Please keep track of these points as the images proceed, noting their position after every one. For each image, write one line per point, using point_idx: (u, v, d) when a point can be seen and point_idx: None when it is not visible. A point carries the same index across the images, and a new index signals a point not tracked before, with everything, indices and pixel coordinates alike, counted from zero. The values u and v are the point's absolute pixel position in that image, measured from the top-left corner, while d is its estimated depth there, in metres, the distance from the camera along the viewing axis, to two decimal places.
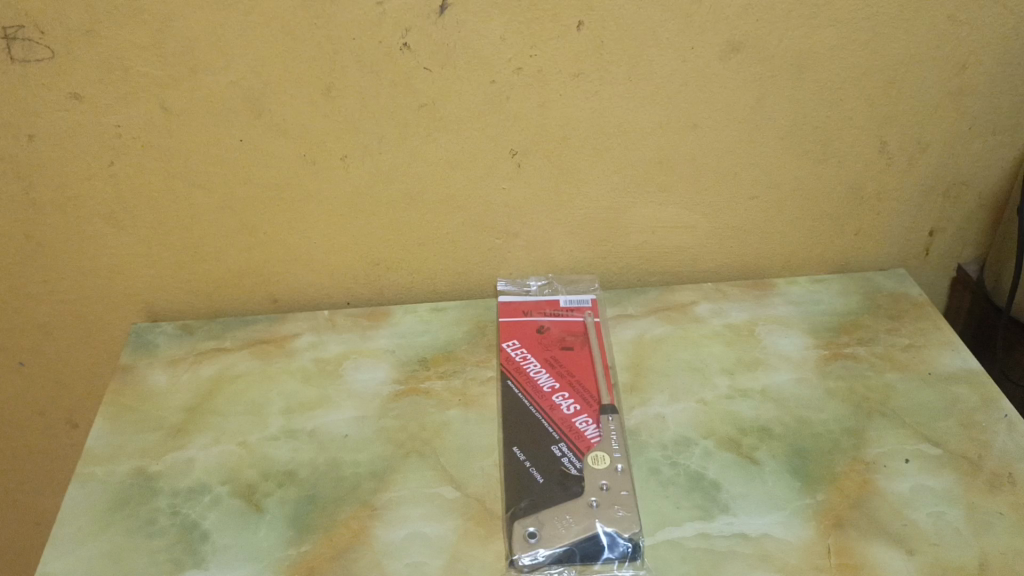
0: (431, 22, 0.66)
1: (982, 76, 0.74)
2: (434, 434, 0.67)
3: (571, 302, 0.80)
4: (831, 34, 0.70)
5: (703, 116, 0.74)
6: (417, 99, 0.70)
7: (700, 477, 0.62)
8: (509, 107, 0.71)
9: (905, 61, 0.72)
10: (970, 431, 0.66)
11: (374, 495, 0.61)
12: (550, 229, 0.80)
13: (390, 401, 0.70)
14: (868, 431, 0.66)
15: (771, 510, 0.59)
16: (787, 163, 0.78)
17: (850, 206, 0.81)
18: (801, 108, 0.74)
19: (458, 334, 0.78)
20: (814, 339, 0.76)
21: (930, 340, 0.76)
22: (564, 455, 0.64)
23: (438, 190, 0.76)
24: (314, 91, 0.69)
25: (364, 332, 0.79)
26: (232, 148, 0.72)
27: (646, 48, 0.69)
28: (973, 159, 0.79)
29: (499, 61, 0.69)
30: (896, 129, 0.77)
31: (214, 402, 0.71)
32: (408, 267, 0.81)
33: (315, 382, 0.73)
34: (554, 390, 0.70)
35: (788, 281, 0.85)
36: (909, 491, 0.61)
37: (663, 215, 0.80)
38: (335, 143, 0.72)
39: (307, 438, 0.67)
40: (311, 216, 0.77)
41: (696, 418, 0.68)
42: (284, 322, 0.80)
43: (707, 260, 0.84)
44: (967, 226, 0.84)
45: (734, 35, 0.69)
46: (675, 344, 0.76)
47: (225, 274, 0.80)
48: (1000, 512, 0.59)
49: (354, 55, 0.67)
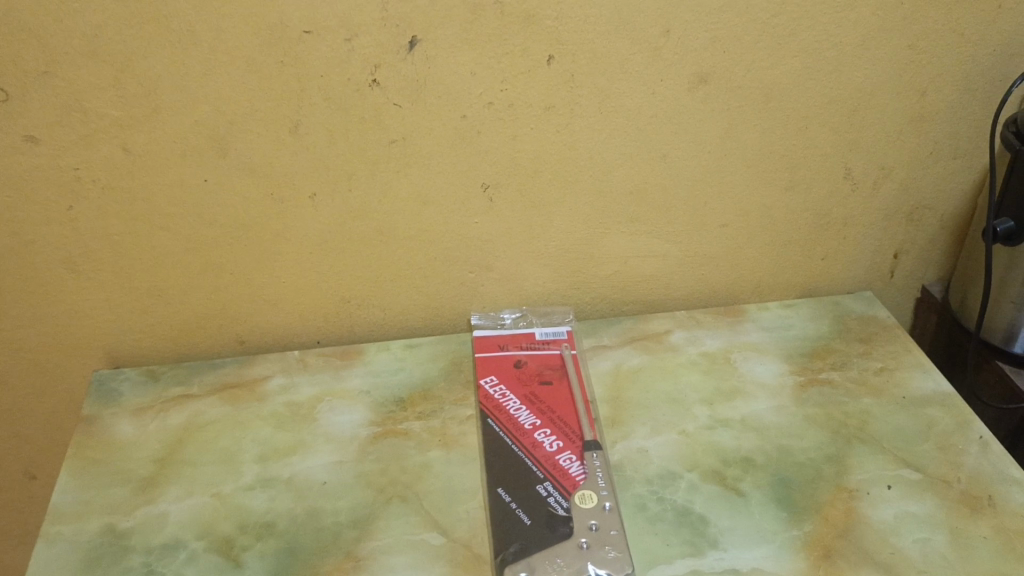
0: (401, 58, 0.65)
1: (941, 103, 0.75)
2: (415, 477, 0.65)
3: (547, 335, 0.79)
4: (797, 64, 0.71)
5: (673, 146, 0.74)
6: (388, 135, 0.69)
7: (687, 512, 0.62)
8: (481, 141, 0.71)
9: (868, 90, 0.74)
10: (947, 454, 0.67)
11: (357, 545, 0.59)
12: (523, 262, 0.79)
13: (368, 445, 0.68)
14: (849, 457, 0.67)
15: (760, 543, 0.59)
16: (755, 192, 0.78)
17: (817, 232, 0.82)
18: (768, 137, 0.75)
19: (433, 372, 0.76)
20: (788, 365, 0.77)
21: (902, 363, 0.77)
22: (550, 495, 0.63)
23: (409, 225, 0.75)
24: (282, 129, 0.68)
25: (337, 372, 0.77)
26: (198, 188, 0.70)
27: (616, 81, 0.69)
28: (935, 183, 0.81)
29: (470, 96, 0.68)
30: (861, 156, 0.78)
31: (184, 452, 0.68)
32: (379, 303, 0.80)
33: (289, 427, 0.71)
34: (536, 427, 0.69)
35: (760, 307, 0.85)
36: (893, 518, 0.61)
37: (635, 244, 0.80)
38: (303, 181, 0.71)
39: (284, 487, 0.65)
40: (280, 255, 0.75)
41: (679, 451, 0.67)
42: (253, 365, 0.78)
43: (679, 288, 0.84)
44: (930, 248, 0.86)
45: (702, 67, 0.70)
46: (653, 375, 0.76)
47: (190, 317, 0.78)
48: (983, 536, 0.60)
49: (322, 92, 0.66)
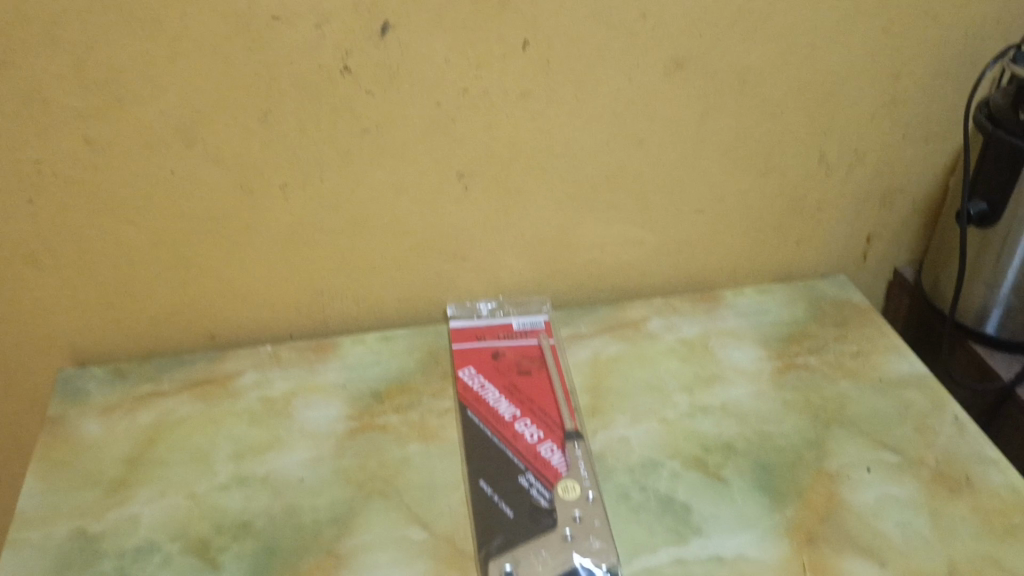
0: (373, 44, 0.64)
1: (914, 87, 0.76)
2: (395, 472, 0.64)
3: (525, 325, 0.79)
4: (772, 49, 0.70)
5: (649, 132, 0.73)
6: (360, 123, 0.67)
7: (670, 500, 0.61)
8: (456, 129, 0.69)
9: (843, 74, 0.73)
10: (924, 436, 0.67)
11: (337, 543, 0.58)
12: (499, 251, 0.78)
13: (345, 440, 0.67)
14: (829, 441, 0.67)
15: (744, 529, 0.59)
16: (731, 177, 0.78)
17: (791, 216, 0.82)
18: (744, 122, 0.75)
19: (410, 364, 0.75)
20: (766, 350, 0.77)
21: (877, 346, 0.77)
22: (532, 487, 0.62)
23: (383, 216, 0.73)
24: (251, 119, 0.66)
25: (311, 366, 0.75)
26: (164, 180, 0.68)
27: (592, 66, 0.68)
28: (907, 167, 0.81)
29: (444, 83, 0.67)
30: (836, 140, 0.78)
31: (155, 452, 0.67)
32: (352, 295, 0.78)
33: (263, 424, 0.69)
34: (516, 417, 0.69)
35: (736, 293, 0.85)
36: (874, 501, 0.62)
37: (611, 232, 0.79)
38: (273, 171, 0.69)
39: (260, 485, 0.63)
40: (250, 248, 0.73)
41: (660, 439, 0.67)
42: (224, 360, 0.76)
43: (655, 275, 0.84)
44: (901, 231, 0.86)
45: (679, 52, 0.69)
46: (632, 363, 0.75)
47: (158, 313, 0.76)
48: (962, 516, 0.60)
49: (292, 80, 0.64)
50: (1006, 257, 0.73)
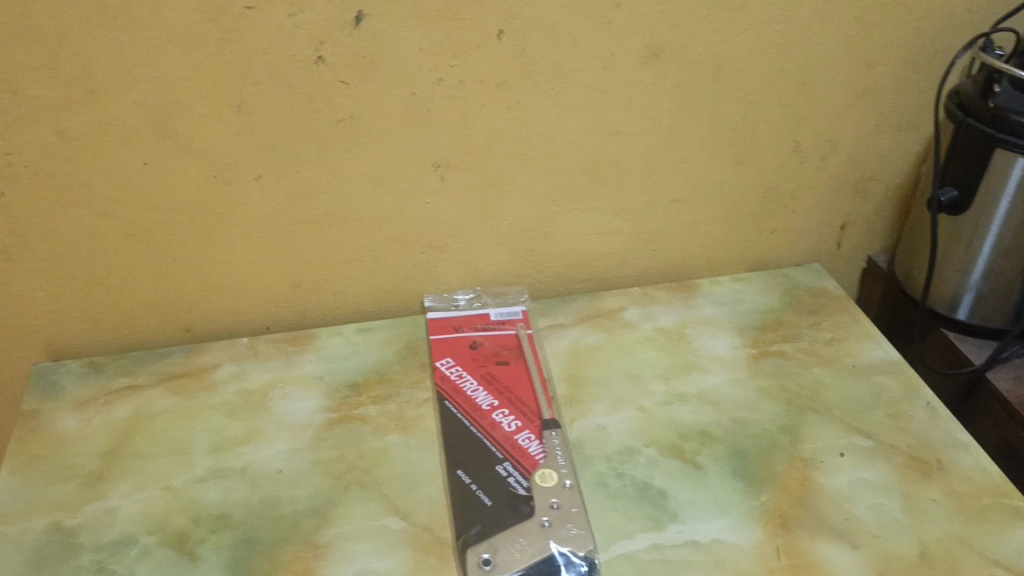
0: (348, 34, 0.63)
1: (886, 76, 0.76)
2: (373, 462, 0.64)
3: (502, 315, 0.79)
4: (746, 38, 0.71)
5: (625, 122, 0.74)
6: (336, 114, 0.67)
7: (647, 487, 0.62)
8: (432, 119, 0.69)
9: (816, 63, 0.74)
10: (897, 421, 0.68)
11: (316, 533, 0.58)
12: (476, 242, 0.78)
13: (324, 431, 0.67)
14: (803, 427, 0.68)
15: (720, 514, 0.60)
16: (707, 166, 0.79)
17: (767, 205, 0.83)
18: (719, 111, 0.75)
19: (388, 355, 0.75)
20: (742, 338, 0.78)
21: (851, 333, 0.78)
22: (510, 475, 0.62)
23: (359, 207, 0.73)
24: (225, 110, 0.65)
25: (289, 358, 0.75)
26: (138, 173, 0.67)
27: (567, 56, 0.68)
28: (880, 155, 0.82)
29: (420, 72, 0.67)
30: (809, 130, 0.78)
31: (132, 445, 0.66)
32: (330, 287, 0.78)
33: (240, 416, 0.69)
34: (494, 407, 0.69)
35: (712, 282, 0.86)
36: (848, 486, 0.62)
37: (589, 222, 0.80)
38: (249, 163, 0.69)
39: (238, 477, 0.63)
40: (226, 240, 0.73)
41: (637, 427, 0.68)
42: (201, 353, 0.76)
43: (632, 265, 0.84)
44: (875, 219, 0.87)
45: (654, 41, 0.69)
46: (609, 352, 0.76)
47: (133, 306, 0.76)
48: (933, 499, 0.61)
49: (267, 70, 0.64)
50: (977, 244, 0.74)
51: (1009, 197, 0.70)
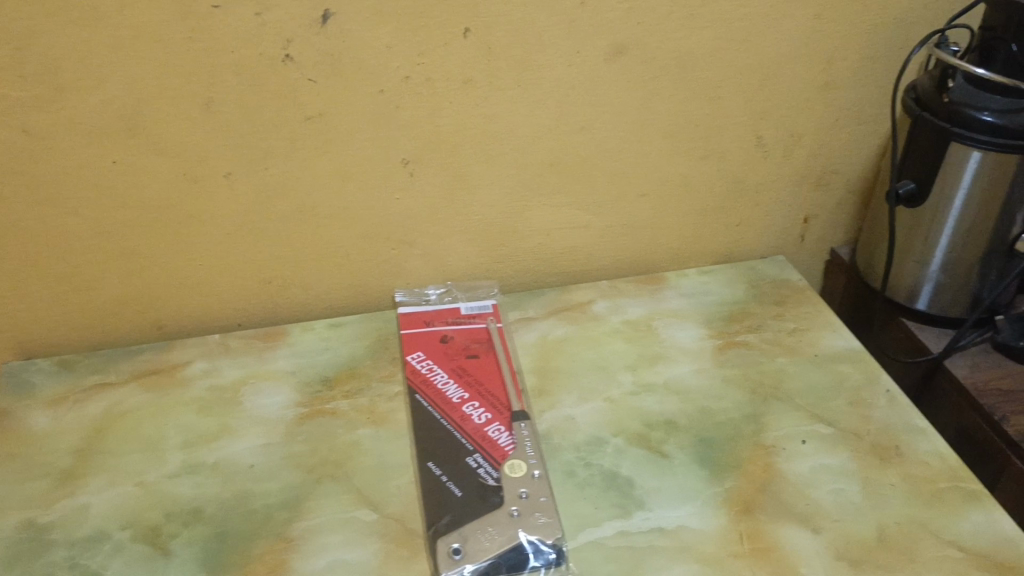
0: (315, 32, 0.64)
1: (846, 72, 0.78)
2: (345, 456, 0.65)
3: (473, 309, 0.80)
4: (709, 35, 0.72)
5: (591, 118, 0.75)
6: (304, 111, 0.68)
7: (614, 475, 0.63)
8: (400, 116, 0.70)
9: (777, 60, 0.76)
10: (857, 408, 0.70)
11: (288, 526, 0.59)
12: (446, 237, 0.79)
13: (295, 426, 0.68)
14: (766, 415, 0.69)
15: (685, 501, 0.61)
16: (672, 161, 0.80)
17: (731, 199, 0.85)
18: (683, 107, 0.76)
19: (359, 350, 0.76)
20: (707, 329, 0.79)
21: (814, 323, 0.80)
22: (480, 466, 0.63)
23: (329, 203, 0.74)
24: (193, 108, 0.66)
25: (261, 354, 0.76)
26: (107, 171, 0.68)
27: (533, 53, 0.69)
28: (841, 149, 0.84)
29: (387, 70, 0.67)
30: (772, 124, 0.80)
31: (104, 442, 0.67)
32: (301, 283, 0.79)
33: (212, 412, 0.70)
34: (464, 400, 0.70)
35: (679, 274, 0.87)
36: (809, 471, 0.64)
37: (557, 216, 0.81)
38: (218, 160, 0.69)
39: (210, 472, 0.64)
40: (196, 237, 0.73)
41: (605, 417, 0.69)
42: (172, 350, 0.76)
43: (601, 258, 0.86)
44: (837, 212, 0.89)
45: (618, 38, 0.70)
46: (578, 344, 0.77)
47: (104, 303, 0.76)
48: (891, 483, 0.63)
49: (234, 68, 0.64)
50: (934, 235, 0.76)
51: (964, 189, 0.72)
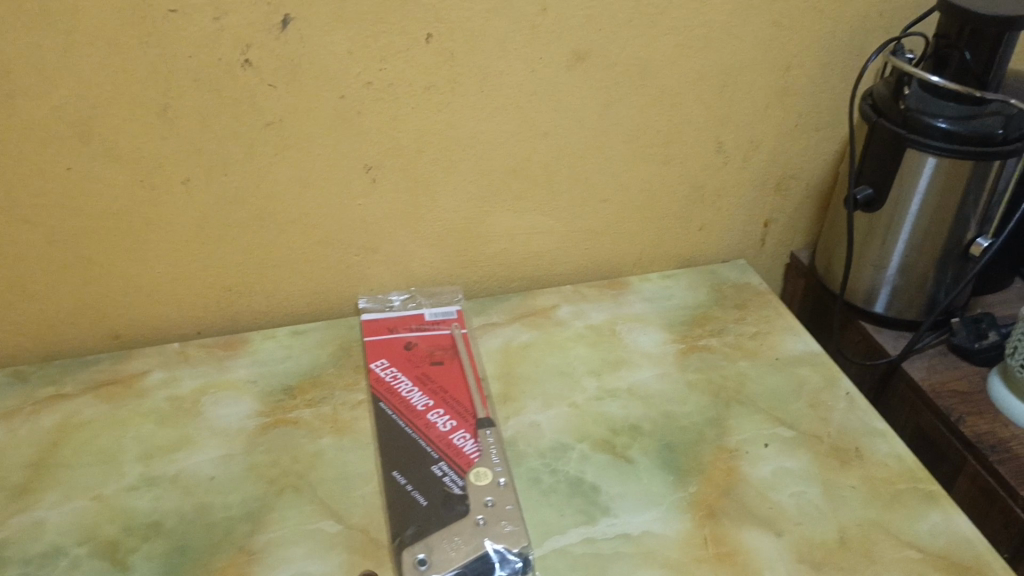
0: (274, 37, 0.63)
1: (803, 78, 0.79)
2: (308, 466, 0.64)
3: (437, 315, 0.80)
4: (669, 42, 0.73)
5: (554, 123, 0.75)
6: (263, 117, 0.67)
7: (579, 482, 0.63)
8: (362, 122, 0.70)
9: (737, 66, 0.76)
10: (817, 410, 0.71)
11: (250, 539, 0.58)
12: (409, 243, 0.79)
13: (256, 436, 0.67)
14: (729, 420, 0.70)
15: (649, 506, 0.62)
16: (634, 166, 0.80)
17: (693, 204, 0.85)
18: (644, 113, 0.77)
19: (321, 358, 0.75)
20: (670, 333, 0.80)
21: (774, 326, 0.81)
22: (445, 475, 0.63)
23: (290, 209, 0.73)
24: (150, 114, 0.65)
25: (221, 362, 0.75)
26: (60, 177, 0.66)
27: (495, 59, 0.69)
28: (799, 154, 0.85)
29: (348, 76, 0.67)
30: (732, 130, 0.81)
31: (60, 455, 0.65)
32: (261, 290, 0.78)
33: (171, 423, 0.68)
34: (429, 407, 0.70)
35: (641, 279, 0.88)
36: (771, 475, 0.65)
37: (520, 222, 0.81)
38: (176, 167, 0.68)
39: (170, 485, 0.63)
40: (154, 244, 0.72)
41: (569, 423, 0.69)
42: (130, 360, 0.75)
43: (564, 263, 0.86)
44: (797, 216, 0.90)
45: (580, 45, 0.71)
46: (542, 350, 0.77)
47: (58, 312, 0.74)
48: (851, 486, 0.64)
49: (192, 74, 0.63)
50: (891, 239, 0.78)
51: (920, 195, 0.74)
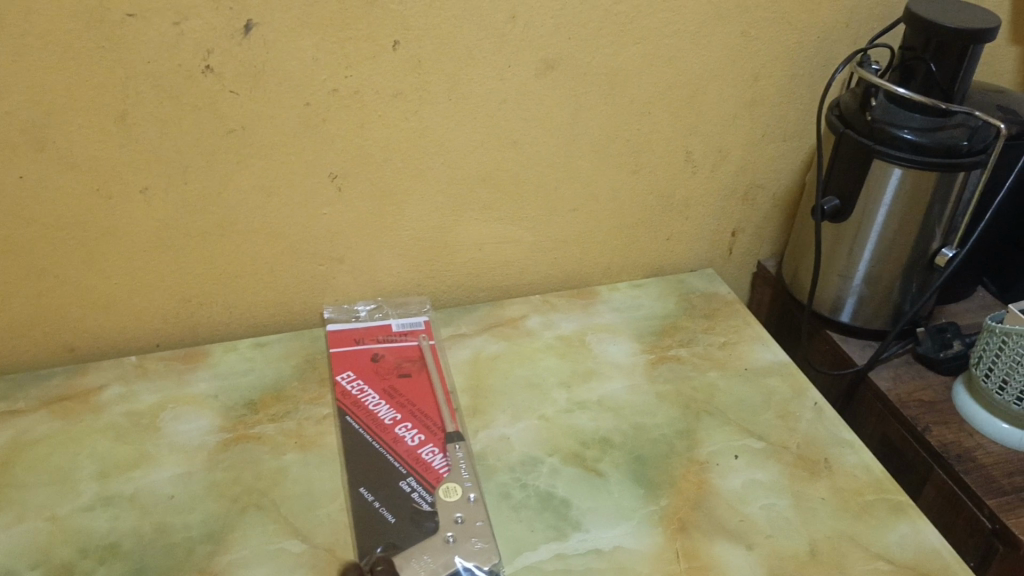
0: (236, 42, 0.62)
1: (771, 89, 0.79)
2: (272, 483, 0.63)
3: (404, 326, 0.79)
4: (639, 51, 0.72)
5: (523, 132, 0.74)
6: (226, 124, 0.65)
7: (550, 496, 0.63)
8: (327, 130, 0.68)
9: (705, 76, 0.76)
10: (786, 421, 0.71)
11: (211, 560, 0.56)
12: (375, 252, 0.77)
13: (218, 453, 0.65)
14: (698, 431, 0.69)
15: (621, 520, 0.61)
16: (603, 175, 0.80)
17: (661, 213, 0.85)
18: (613, 122, 0.76)
19: (285, 370, 0.74)
20: (640, 344, 0.79)
21: (742, 336, 0.80)
22: (413, 491, 0.62)
23: (253, 218, 0.71)
24: (107, 120, 0.63)
25: (181, 376, 0.73)
26: (13, 186, 0.64)
27: (463, 67, 0.68)
28: (767, 164, 0.85)
29: (313, 82, 0.65)
30: (700, 140, 0.80)
31: (11, 474, 0.63)
32: (223, 301, 0.76)
33: (129, 439, 0.66)
34: (397, 421, 0.68)
35: (610, 288, 0.87)
36: (741, 487, 0.65)
37: (489, 231, 0.80)
38: (134, 175, 0.66)
39: (128, 504, 0.61)
40: (112, 254, 0.70)
41: (539, 435, 0.68)
42: (86, 373, 0.72)
43: (533, 272, 0.85)
44: (764, 225, 0.90)
45: (549, 54, 0.70)
46: (511, 361, 0.76)
47: (10, 324, 0.71)
48: (821, 497, 0.64)
49: (151, 80, 0.62)
50: (858, 249, 0.78)
51: (886, 206, 0.74)
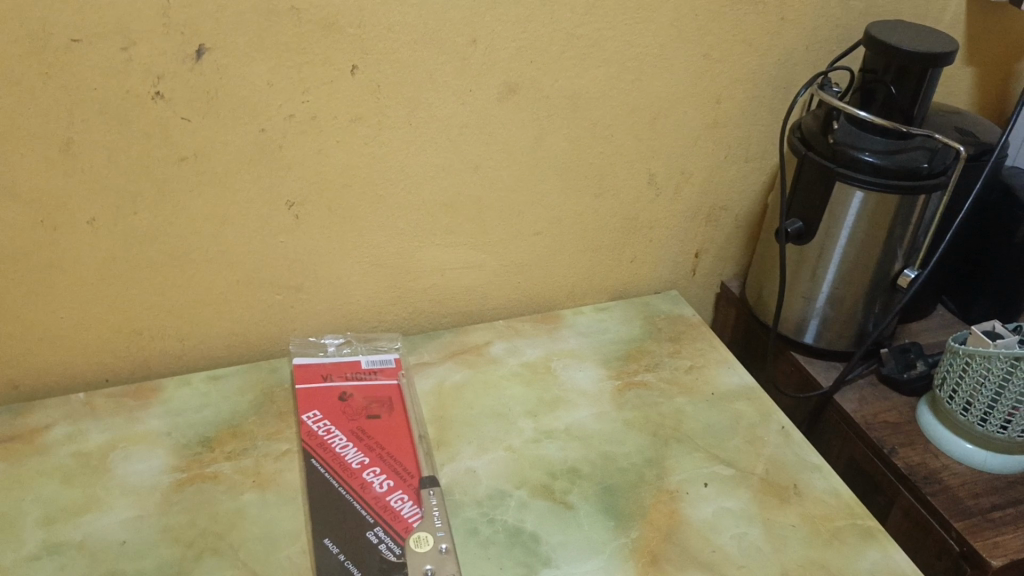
0: (188, 68, 0.59)
1: (733, 111, 0.79)
2: (229, 525, 0.60)
3: (374, 363, 0.76)
4: (601, 74, 0.72)
5: (485, 156, 0.73)
6: (177, 151, 0.63)
7: (518, 531, 0.61)
8: (285, 156, 0.66)
9: (667, 99, 0.76)
10: (755, 446, 0.70)
11: None
12: (334, 280, 0.75)
13: (172, 494, 0.62)
14: (668, 459, 0.68)
15: (591, 554, 0.60)
16: (566, 198, 0.79)
17: (625, 236, 0.84)
18: (576, 145, 0.75)
19: (242, 405, 0.71)
20: (606, 369, 0.78)
21: (708, 360, 0.80)
22: (381, 542, 0.59)
23: (206, 248, 0.69)
24: (51, 148, 0.60)
25: (132, 413, 0.70)
26: None
27: (424, 91, 0.67)
28: (729, 185, 0.85)
29: (269, 108, 0.63)
30: (663, 162, 0.80)
31: None
32: (175, 334, 0.73)
33: (77, 482, 0.63)
34: (365, 465, 0.65)
35: (575, 312, 0.86)
36: (712, 516, 0.64)
37: (451, 256, 0.78)
38: (80, 205, 0.63)
39: (76, 552, 0.58)
40: (56, 286, 0.67)
41: (506, 468, 0.67)
42: (30, 412, 0.69)
43: (496, 298, 0.84)
44: (726, 245, 0.90)
45: (511, 77, 0.69)
46: (475, 390, 0.74)
47: None
48: (792, 524, 0.63)
49: (97, 106, 0.59)
50: (822, 271, 0.78)
51: (849, 228, 0.74)
